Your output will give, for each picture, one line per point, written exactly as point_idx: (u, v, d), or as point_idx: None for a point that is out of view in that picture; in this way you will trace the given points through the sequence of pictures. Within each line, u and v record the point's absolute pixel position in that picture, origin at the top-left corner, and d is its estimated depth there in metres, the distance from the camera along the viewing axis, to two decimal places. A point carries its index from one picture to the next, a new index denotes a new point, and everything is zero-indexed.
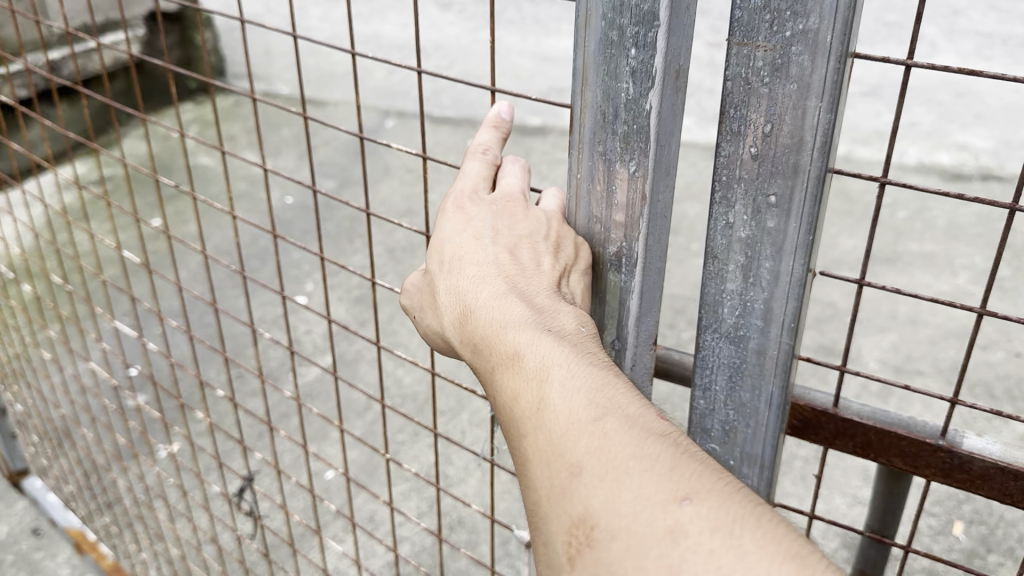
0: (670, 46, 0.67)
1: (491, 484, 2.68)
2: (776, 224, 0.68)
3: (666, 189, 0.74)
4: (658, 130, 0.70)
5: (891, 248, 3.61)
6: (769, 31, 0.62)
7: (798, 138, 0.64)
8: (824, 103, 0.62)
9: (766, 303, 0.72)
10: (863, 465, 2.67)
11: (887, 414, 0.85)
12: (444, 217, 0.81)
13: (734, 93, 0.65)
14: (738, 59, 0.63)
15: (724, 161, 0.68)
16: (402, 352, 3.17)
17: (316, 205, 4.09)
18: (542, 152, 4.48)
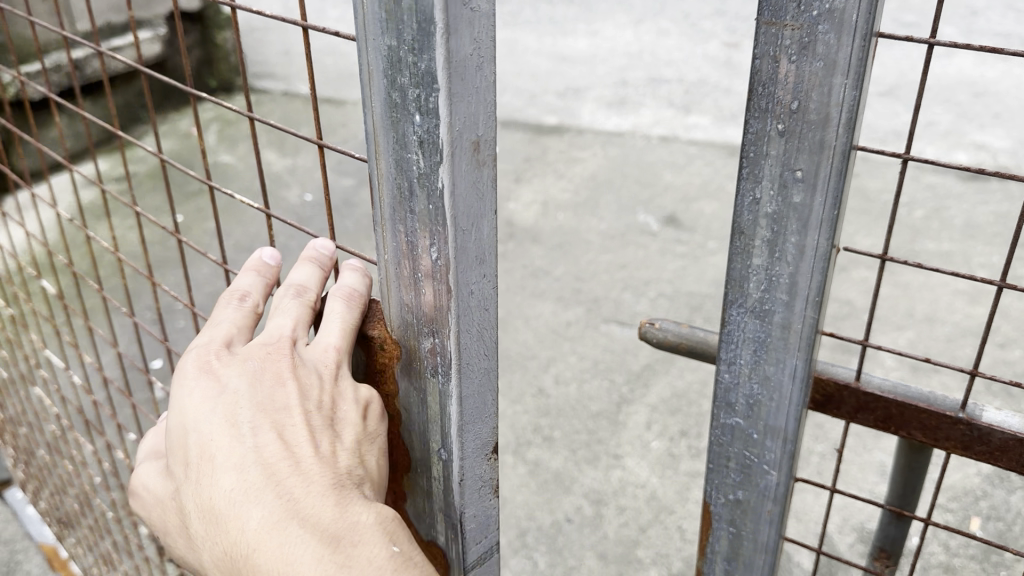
0: (458, 116, 0.59)
1: (508, 478, 2.71)
2: (802, 198, 0.70)
3: (471, 290, 0.67)
4: (456, 218, 0.63)
5: (909, 247, 3.61)
6: (797, 11, 0.64)
7: (824, 115, 0.66)
8: (848, 80, 0.64)
9: (791, 277, 0.74)
10: (880, 461, 2.67)
11: (908, 389, 0.89)
12: (184, 383, 0.73)
13: (764, 72, 0.68)
14: (767, 38, 0.67)
15: (753, 137, 0.70)
16: None
17: (336, 203, 4.13)
18: (559, 150, 4.51)
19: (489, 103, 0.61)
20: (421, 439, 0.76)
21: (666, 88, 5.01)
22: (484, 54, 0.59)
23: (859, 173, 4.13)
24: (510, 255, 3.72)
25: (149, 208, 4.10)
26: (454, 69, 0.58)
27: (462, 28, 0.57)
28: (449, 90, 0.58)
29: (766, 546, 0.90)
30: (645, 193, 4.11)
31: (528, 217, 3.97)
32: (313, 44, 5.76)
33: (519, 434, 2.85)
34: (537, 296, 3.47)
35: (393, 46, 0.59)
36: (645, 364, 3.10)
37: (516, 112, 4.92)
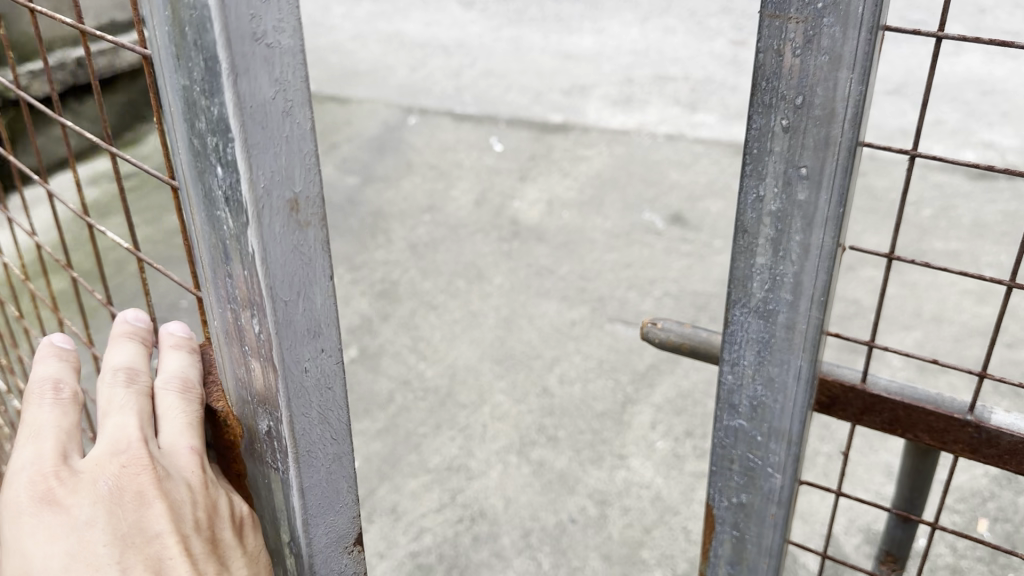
0: (261, 176, 0.66)
1: (511, 478, 2.69)
2: (807, 196, 0.79)
3: (306, 370, 0.77)
4: (274, 292, 0.71)
5: (916, 246, 3.59)
6: (801, 5, 0.73)
7: (829, 110, 0.75)
8: (854, 75, 0.73)
9: (795, 275, 0.83)
10: (887, 462, 2.65)
11: (915, 394, 1.11)
12: (31, 523, 0.76)
13: (767, 65, 0.76)
14: (772, 31, 0.75)
15: (757, 133, 0.79)
16: (425, 347, 3.22)
17: (340, 201, 4.12)
18: (564, 149, 4.50)
19: (305, 153, 0.69)
20: (274, 521, 0.88)
21: (672, 86, 4.98)
22: (291, 102, 0.66)
23: (866, 171, 4.10)
24: (514, 254, 3.71)
25: (152, 206, 4.10)
26: (250, 117, 0.64)
27: (254, 76, 0.63)
28: (246, 144, 0.64)
29: (771, 544, 1.01)
30: (650, 192, 4.09)
31: (533, 216, 3.96)
32: (318, 42, 5.75)
33: (523, 433, 2.84)
34: (541, 295, 3.46)
35: (187, 86, 0.65)
36: (650, 364, 3.08)
37: (521, 110, 4.91)
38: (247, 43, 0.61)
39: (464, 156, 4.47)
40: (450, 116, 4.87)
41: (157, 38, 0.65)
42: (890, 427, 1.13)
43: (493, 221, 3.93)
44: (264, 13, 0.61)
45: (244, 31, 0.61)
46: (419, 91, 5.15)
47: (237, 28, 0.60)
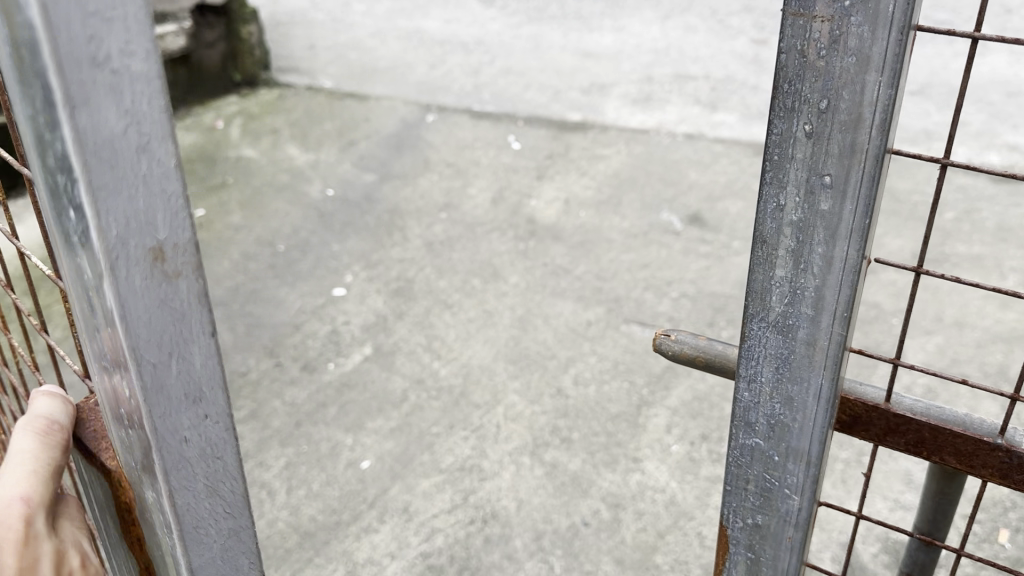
0: (112, 224, 0.67)
1: (524, 479, 2.66)
2: (831, 206, 0.90)
3: (186, 439, 0.79)
4: (139, 353, 0.73)
5: (939, 249, 3.53)
6: (827, 4, 0.83)
7: (856, 115, 0.85)
8: (881, 77, 0.83)
9: (817, 288, 0.95)
10: (907, 469, 2.60)
11: (942, 415, 1.14)
12: None
13: (790, 64, 0.87)
14: (795, 30, 0.85)
15: (779, 138, 0.90)
16: (439, 346, 3.19)
17: (358, 198, 4.11)
18: (583, 147, 4.46)
19: (168, 194, 0.69)
20: None
21: (693, 85, 4.93)
22: (147, 138, 0.66)
23: (889, 172, 4.03)
24: (531, 253, 3.67)
25: None
26: (96, 156, 0.64)
27: (96, 108, 0.62)
28: (91, 188, 0.65)
29: (785, 567, 1.13)
30: (669, 192, 4.04)
31: (550, 215, 3.92)
32: (338, 39, 5.76)
33: (537, 435, 2.80)
34: (557, 295, 3.42)
35: (33, 117, 0.65)
36: (666, 367, 3.04)
37: (540, 108, 4.87)
38: (87, 69, 0.61)
39: (481, 153, 4.44)
40: (469, 114, 4.84)
41: (5, 69, 0.65)
42: (917, 447, 1.16)
43: (510, 220, 3.90)
44: (106, 36, 0.61)
45: (80, 56, 0.60)
46: (437, 88, 5.13)
47: (70, 53, 0.60)
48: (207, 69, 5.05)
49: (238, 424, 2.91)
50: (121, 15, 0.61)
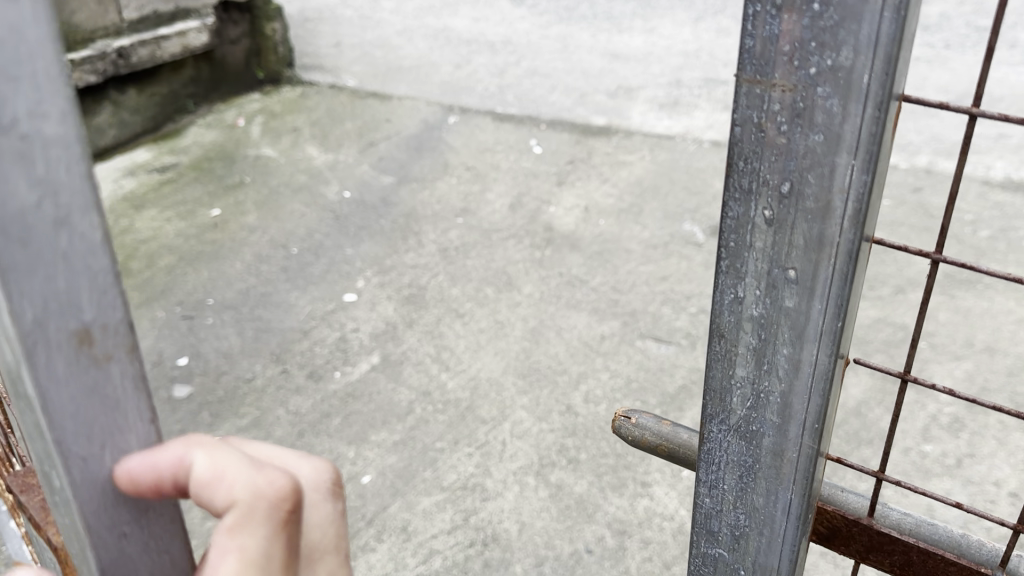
0: (27, 310, 0.45)
1: (527, 501, 2.58)
2: (795, 304, 0.92)
3: (134, 554, 0.56)
4: (67, 457, 0.50)
5: (972, 269, 3.38)
6: (790, 74, 0.80)
7: (824, 202, 0.85)
8: (851, 161, 0.81)
9: (781, 391, 0.99)
10: (929, 504, 2.47)
11: (931, 535, 1.20)
12: None
13: (746, 140, 0.87)
14: (753, 104, 0.84)
15: (736, 219, 0.92)
16: (447, 357, 3.12)
17: (375, 201, 4.04)
18: (605, 153, 4.36)
19: (96, 271, 0.48)
20: None
21: (722, 90, 4.81)
22: (67, 209, 0.45)
23: (922, 187, 3.89)
24: (546, 262, 3.59)
25: (186, 200, 4.09)
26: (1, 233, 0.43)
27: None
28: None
29: None
30: (692, 202, 3.93)
31: (569, 223, 3.83)
32: (364, 36, 5.72)
33: (542, 454, 2.72)
34: (572, 307, 3.33)
35: None
36: (681, 386, 2.93)
37: (563, 110, 4.78)
38: None
39: (502, 157, 4.37)
40: (491, 117, 4.75)
41: None
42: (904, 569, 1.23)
43: (527, 227, 3.81)
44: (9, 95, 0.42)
45: None
46: (461, 88, 5.06)
47: None
48: (231, 65, 5.07)
49: (240, 432, 2.87)
50: (28, 71, 0.42)
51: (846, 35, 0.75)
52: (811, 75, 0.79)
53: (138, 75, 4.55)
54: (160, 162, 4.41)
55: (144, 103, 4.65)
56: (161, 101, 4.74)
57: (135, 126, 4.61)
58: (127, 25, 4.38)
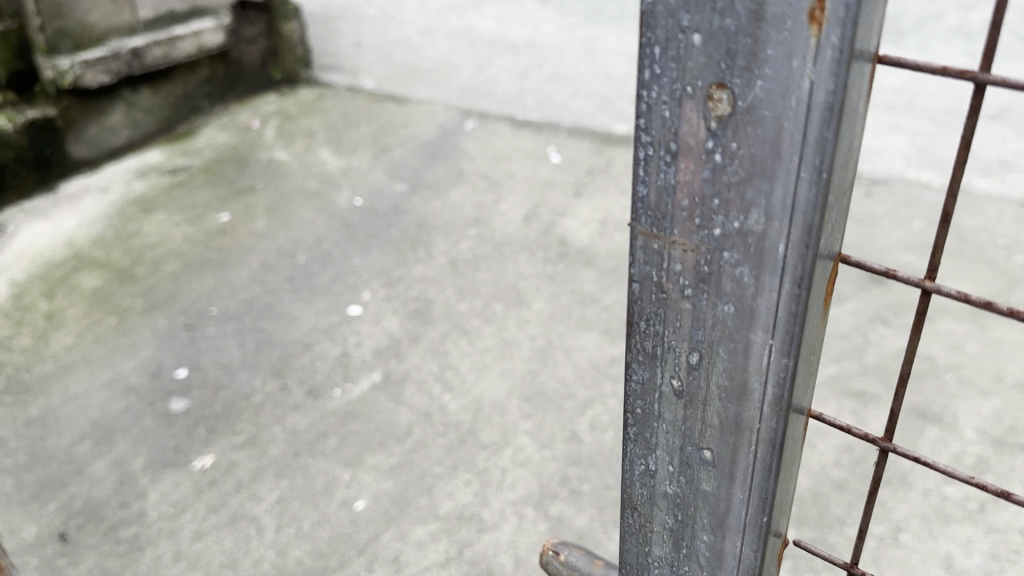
0: None
1: (525, 534, 2.46)
2: (710, 480, 1.09)
3: None
4: None
5: (1006, 297, 3.21)
6: (696, 240, 0.93)
7: (737, 374, 0.98)
8: (762, 339, 0.94)
9: (693, 560, 1.19)
10: (947, 553, 2.33)
11: None
12: None
13: (647, 304, 1.02)
14: (653, 274, 0.99)
15: (643, 380, 1.09)
16: (451, 376, 3.02)
17: (386, 209, 3.96)
18: (626, 163, 4.22)
19: None
20: None
21: None
22: None
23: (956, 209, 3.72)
24: (558, 279, 3.47)
25: (196, 203, 4.04)
26: None
27: None
28: None
29: None
30: None
31: (584, 237, 3.71)
32: (385, 36, 4.93)
33: (544, 483, 2.60)
34: (583, 326, 3.21)
35: None
36: None
37: (585, 118, 4.53)
38: None
39: (519, 166, 4.26)
40: (511, 123, 4.64)
41: None
42: None
43: (541, 240, 3.70)
44: None
45: None
46: None
47: None
48: (247, 65, 5.10)
49: (235, 450, 2.79)
50: None
51: (759, 196, 0.86)
52: (717, 236, 0.91)
53: (152, 75, 4.53)
54: (173, 163, 4.40)
55: (160, 104, 4.64)
56: (174, 101, 4.72)
57: (149, 127, 4.61)
58: (142, 24, 4.38)
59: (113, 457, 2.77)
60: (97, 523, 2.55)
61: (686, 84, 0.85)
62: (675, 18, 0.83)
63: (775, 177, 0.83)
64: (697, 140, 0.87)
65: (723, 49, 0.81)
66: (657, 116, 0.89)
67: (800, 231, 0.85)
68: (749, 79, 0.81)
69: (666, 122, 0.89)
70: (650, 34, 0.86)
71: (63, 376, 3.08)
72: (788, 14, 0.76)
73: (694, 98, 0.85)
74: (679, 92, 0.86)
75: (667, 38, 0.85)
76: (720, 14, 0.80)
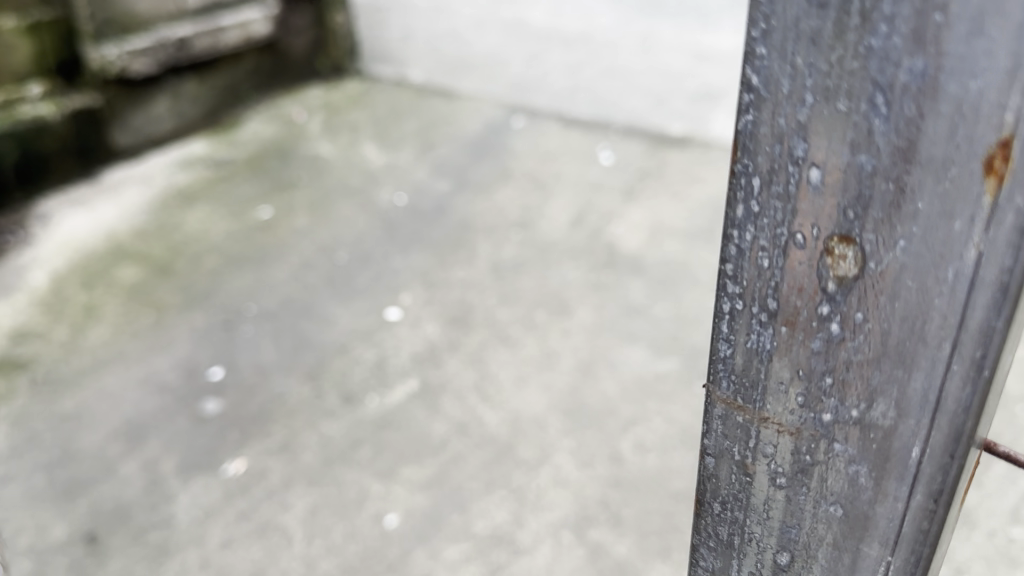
0: None
1: (563, 559, 2.32)
2: None
3: None
4: None
5: None
6: (795, 422, 0.82)
7: (844, 564, 0.88)
8: (876, 535, 0.83)
9: None
10: None
11: None
12: None
13: (726, 467, 0.93)
14: (734, 443, 0.90)
15: (720, 539, 1.01)
16: (490, 387, 2.92)
17: (429, 209, 3.86)
18: (680, 167, 4.07)
19: None
20: None
21: None
22: None
23: None
24: (605, 287, 3.35)
25: (240, 197, 4.00)
26: None
27: None
28: None
29: None
30: None
31: (633, 244, 3.58)
32: (434, 28, 4.81)
33: (584, 506, 2.47)
34: (629, 339, 3.09)
35: None
36: None
37: (638, 117, 4.41)
38: None
39: (568, 166, 4.14)
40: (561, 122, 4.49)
41: None
42: None
43: (588, 245, 3.58)
44: None
45: None
46: None
47: None
48: (294, 56, 5.16)
49: (267, 456, 2.70)
50: None
51: (889, 384, 0.73)
52: (825, 422, 0.79)
53: (198, 64, 4.57)
54: (217, 151, 4.41)
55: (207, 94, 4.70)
56: (219, 91, 4.77)
57: (194, 116, 4.66)
58: (189, 12, 4.43)
59: (145, 459, 2.71)
60: (124, 525, 2.49)
61: (796, 229, 0.72)
62: (786, 144, 0.69)
63: (914, 367, 0.71)
64: (805, 307, 0.75)
65: (853, 193, 0.66)
66: (751, 261, 0.77)
67: (943, 435, 0.73)
68: (888, 238, 0.66)
69: (764, 272, 0.76)
70: (749, 159, 0.73)
71: (98, 371, 3.05)
72: (953, 159, 0.60)
73: (806, 249, 0.72)
74: (785, 239, 0.73)
75: (772, 164, 0.71)
76: (851, 147, 0.65)
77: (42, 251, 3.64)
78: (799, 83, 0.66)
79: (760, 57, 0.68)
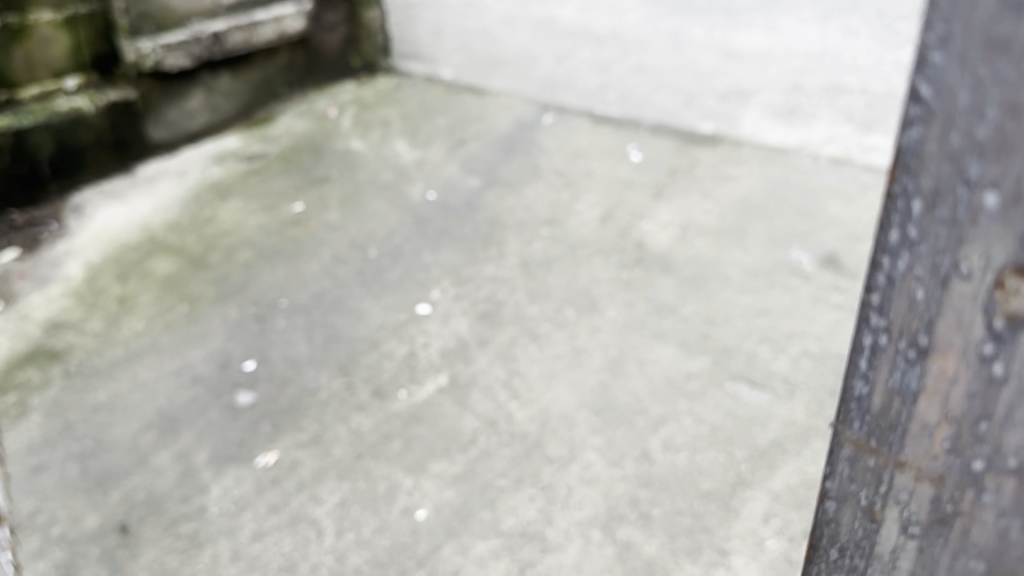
0: None
1: (590, 558, 2.31)
2: None
3: None
4: None
5: None
6: (941, 459, 0.97)
7: None
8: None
9: None
10: None
11: None
12: None
13: (860, 492, 1.10)
14: (872, 474, 1.07)
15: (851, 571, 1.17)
16: (519, 384, 2.92)
17: (459, 206, 3.86)
18: (710, 164, 4.04)
19: None
20: None
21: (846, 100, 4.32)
22: None
23: None
24: (634, 285, 3.34)
25: (271, 192, 4.03)
26: None
27: None
28: None
29: None
30: (803, 225, 3.58)
31: (662, 243, 3.56)
32: None
33: (612, 504, 2.47)
34: (658, 337, 3.08)
35: None
36: (772, 441, 2.62)
37: (667, 114, 4.44)
38: None
39: (596, 164, 4.13)
40: (590, 118, 4.46)
41: None
42: None
43: (618, 243, 3.57)
44: None
45: None
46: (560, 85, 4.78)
47: None
48: (326, 53, 5.10)
49: (299, 448, 2.73)
50: None
51: None
52: (976, 469, 0.93)
53: (233, 59, 4.60)
54: (248, 146, 4.44)
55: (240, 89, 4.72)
56: (252, 87, 4.78)
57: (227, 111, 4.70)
58: (224, 8, 4.46)
59: (178, 450, 2.74)
60: (158, 516, 2.52)
61: (959, 260, 0.87)
62: (960, 164, 0.84)
63: None
64: (963, 343, 0.90)
65: None
66: (908, 294, 0.94)
67: None
68: None
69: (918, 304, 0.93)
70: (913, 180, 0.90)
71: (132, 362, 3.08)
72: None
73: (970, 280, 0.87)
74: (948, 270, 0.89)
75: (939, 185, 0.87)
76: None
77: (76, 244, 3.69)
78: (981, 95, 0.81)
79: (935, 67, 0.84)
